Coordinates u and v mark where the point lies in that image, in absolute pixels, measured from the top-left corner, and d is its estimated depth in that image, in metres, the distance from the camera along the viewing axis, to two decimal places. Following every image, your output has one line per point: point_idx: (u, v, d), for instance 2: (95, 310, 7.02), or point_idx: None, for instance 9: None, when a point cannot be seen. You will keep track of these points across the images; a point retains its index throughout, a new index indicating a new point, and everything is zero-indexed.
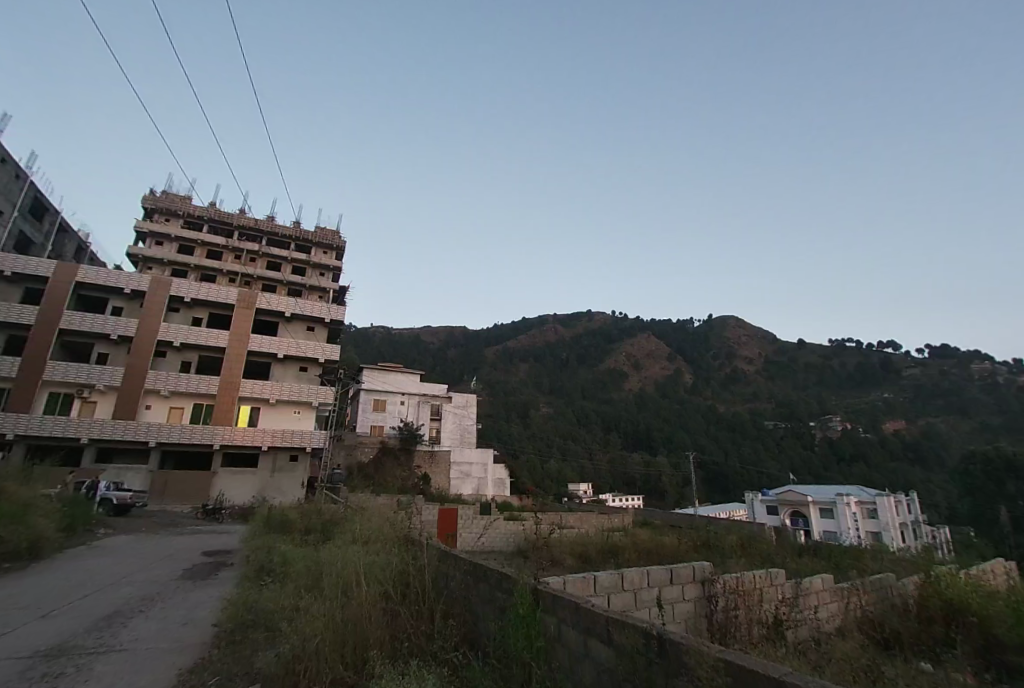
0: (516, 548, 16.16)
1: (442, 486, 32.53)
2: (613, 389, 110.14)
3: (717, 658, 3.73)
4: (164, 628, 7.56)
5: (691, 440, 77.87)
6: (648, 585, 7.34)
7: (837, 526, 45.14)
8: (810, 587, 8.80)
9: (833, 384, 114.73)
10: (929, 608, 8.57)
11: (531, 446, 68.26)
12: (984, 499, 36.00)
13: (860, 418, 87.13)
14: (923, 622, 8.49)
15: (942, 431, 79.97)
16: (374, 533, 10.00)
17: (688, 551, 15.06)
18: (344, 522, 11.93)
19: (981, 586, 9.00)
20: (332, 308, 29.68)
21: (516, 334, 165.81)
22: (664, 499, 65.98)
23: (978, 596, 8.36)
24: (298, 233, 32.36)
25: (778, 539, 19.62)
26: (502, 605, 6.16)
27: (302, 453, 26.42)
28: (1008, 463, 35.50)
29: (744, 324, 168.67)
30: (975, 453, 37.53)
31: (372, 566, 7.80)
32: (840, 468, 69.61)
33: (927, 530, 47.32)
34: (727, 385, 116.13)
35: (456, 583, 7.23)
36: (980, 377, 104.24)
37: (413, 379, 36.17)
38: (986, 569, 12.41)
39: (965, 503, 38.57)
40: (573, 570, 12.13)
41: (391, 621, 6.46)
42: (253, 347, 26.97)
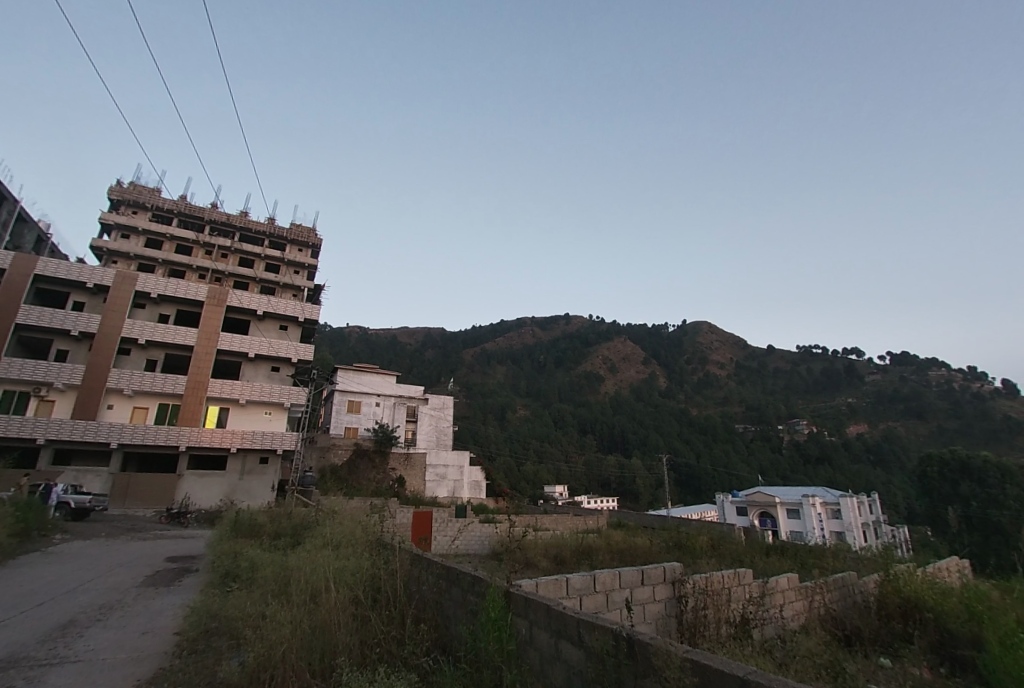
0: (492, 551, 16.06)
1: (417, 488, 32.21)
2: (589, 392, 110.73)
3: (684, 658, 3.74)
4: (123, 638, 7.25)
5: (664, 442, 79.21)
6: (620, 587, 7.35)
7: (803, 526, 46.49)
8: (775, 585, 8.90)
9: (801, 388, 118.50)
10: (888, 605, 8.85)
11: (507, 448, 68.41)
12: (940, 499, 37.38)
13: (824, 423, 90.03)
14: (883, 620, 8.76)
15: (901, 435, 83.33)
16: (344, 537, 9.81)
17: (659, 551, 15.29)
18: (315, 526, 11.70)
19: (937, 583, 9.30)
20: (306, 308, 29.17)
21: (493, 337, 166.55)
22: (638, 501, 66.82)
23: (934, 594, 8.68)
24: (272, 230, 31.67)
25: (747, 539, 20.08)
26: (474, 607, 6.13)
27: (273, 454, 25.83)
28: (962, 465, 37.02)
29: (716, 331, 173.18)
30: (932, 456, 38.97)
31: (341, 571, 7.65)
32: (806, 470, 71.62)
33: (888, 529, 49.07)
34: (700, 387, 118.70)
35: (428, 587, 7.15)
36: (937, 384, 108.78)
37: (389, 380, 35.73)
38: (939, 568, 12.79)
39: (921, 503, 40.28)
40: (547, 571, 12.24)
41: (361, 628, 6.35)
42: (222, 345, 26.26)
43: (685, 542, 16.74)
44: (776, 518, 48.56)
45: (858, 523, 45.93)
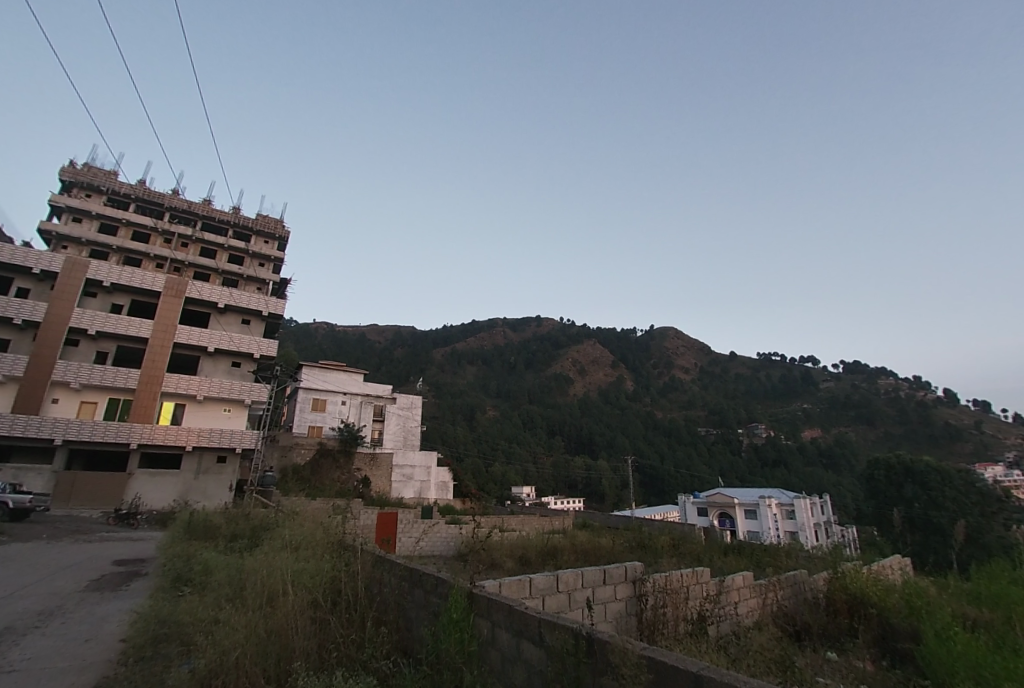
0: (458, 553, 15.91)
1: (383, 489, 31.71)
2: (558, 393, 111.37)
3: (640, 655, 3.75)
4: (63, 645, 6.81)
5: (630, 444, 80.39)
6: (582, 586, 7.33)
7: (759, 526, 47.87)
8: (732, 584, 9.05)
9: (761, 392, 122.29)
10: (835, 600, 9.14)
11: (475, 448, 68.18)
12: (886, 500, 39.10)
13: (781, 427, 93.22)
14: (830, 614, 9.06)
15: (852, 439, 87.09)
16: (305, 538, 9.52)
17: (623, 551, 15.42)
18: (275, 527, 11.32)
19: (882, 580, 9.67)
20: (270, 302, 28.32)
21: (464, 337, 165.66)
22: (603, 501, 67.54)
23: (878, 589, 9.02)
24: (237, 219, 30.62)
25: (707, 539, 20.55)
26: (436, 609, 6.03)
27: (231, 454, 24.98)
28: (907, 468, 38.84)
29: (682, 336, 176.94)
30: (879, 460, 40.75)
31: (300, 573, 7.41)
32: (764, 472, 73.91)
33: (838, 528, 51.10)
34: (666, 391, 121.08)
35: (390, 589, 7.00)
36: (886, 391, 114.10)
37: (356, 379, 35.05)
38: (884, 565, 13.33)
39: (868, 503, 42.14)
40: (511, 571, 12.20)
41: (319, 631, 6.16)
42: (180, 338, 25.23)
43: (648, 542, 16.94)
44: (734, 518, 49.88)
45: (810, 523, 47.66)
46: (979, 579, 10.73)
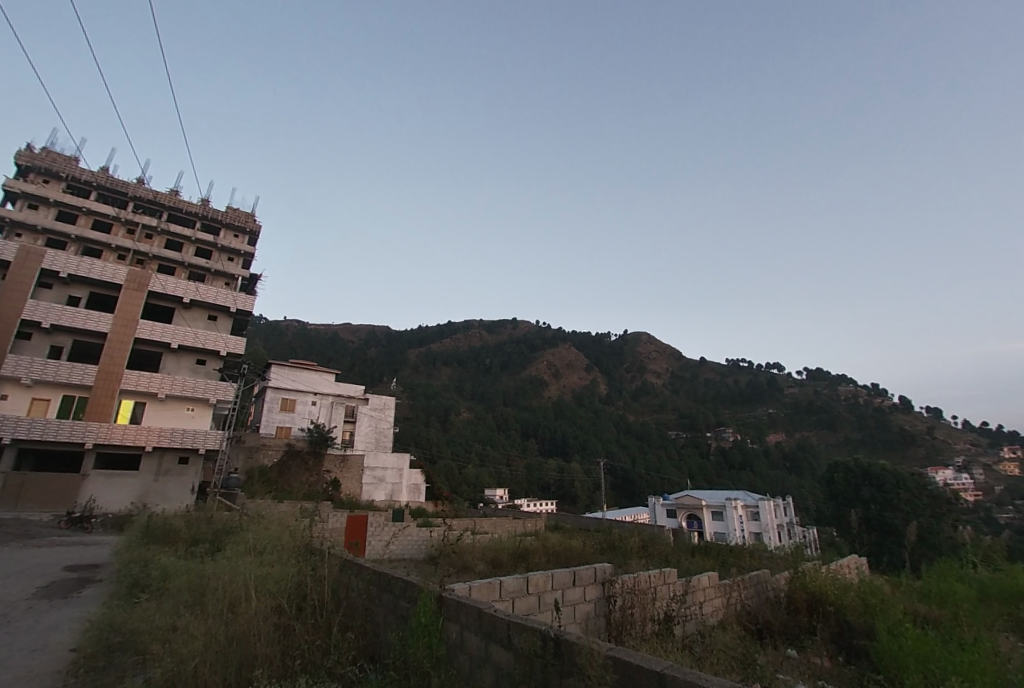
0: (428, 557, 15.67)
1: (353, 491, 31.17)
2: (533, 396, 111.54)
3: (606, 656, 3.92)
4: (5, 657, 6.40)
5: (603, 447, 81.09)
6: (552, 588, 7.25)
7: (726, 527, 48.85)
8: (698, 583, 9.10)
9: (729, 397, 125.14)
10: (796, 599, 9.35)
11: (449, 451, 67.69)
12: (844, 502, 40.43)
13: (748, 431, 95.53)
14: (790, 613, 9.26)
15: (814, 444, 89.91)
16: (270, 542, 9.21)
17: (594, 552, 15.46)
18: (238, 530, 10.92)
19: (840, 579, 9.93)
20: (239, 298, 27.59)
21: (439, 338, 164.53)
22: (576, 503, 67.93)
23: (836, 588, 9.27)
24: (205, 212, 29.69)
25: (675, 540, 20.84)
26: (405, 613, 5.97)
27: (194, 455, 24.17)
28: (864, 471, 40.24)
29: (655, 341, 179.74)
30: (838, 463, 42.11)
31: (263, 578, 7.14)
32: (731, 474, 75.58)
33: (800, 529, 52.62)
34: (638, 395, 122.71)
35: (358, 592, 6.87)
36: (846, 397, 118.26)
37: (327, 378, 34.38)
38: (841, 564, 13.73)
39: (828, 505, 43.53)
40: (482, 575, 12.10)
41: (283, 638, 5.96)
42: (142, 333, 24.31)
43: (618, 543, 17.03)
44: (702, 520, 50.77)
45: (773, 524, 48.94)
46: (929, 577, 11.16)
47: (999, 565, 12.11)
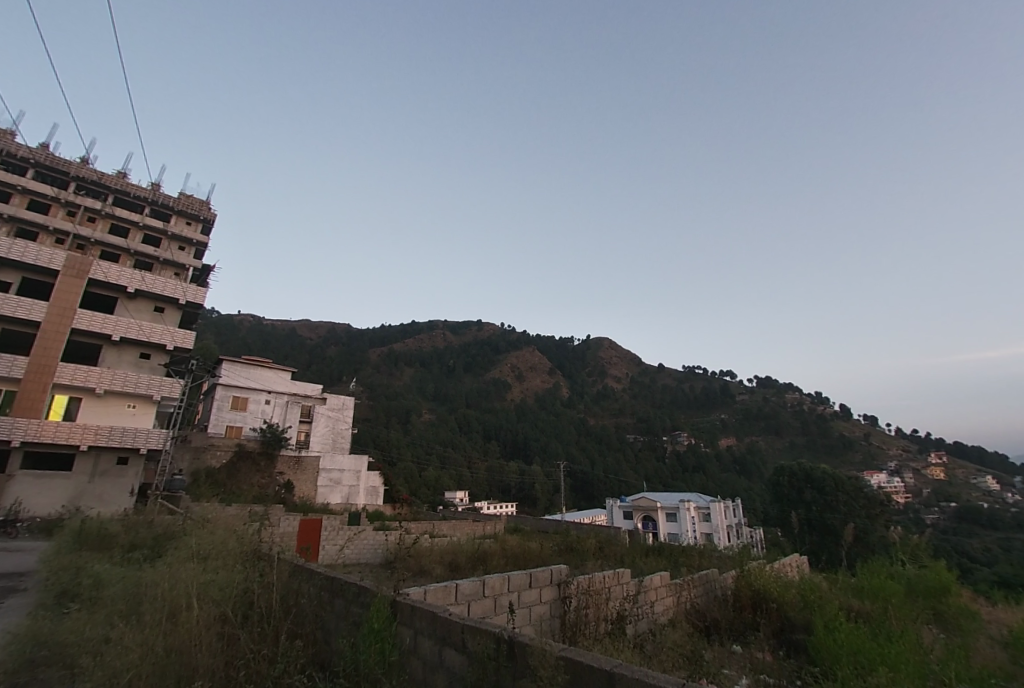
0: (384, 561, 15.29)
1: (307, 494, 30.24)
2: (495, 398, 111.39)
3: (557, 657, 3.87)
4: None
5: (563, 450, 81.77)
6: (508, 590, 7.10)
7: (679, 528, 49.96)
8: (650, 582, 9.13)
9: (685, 402, 128.64)
10: (741, 596, 9.63)
11: (408, 452, 66.69)
12: (788, 503, 42.08)
13: (702, 436, 98.32)
14: (736, 610, 9.49)
15: (762, 448, 93.48)
16: (215, 547, 8.70)
17: (553, 554, 15.45)
18: (182, 535, 10.31)
19: (783, 577, 10.26)
20: (189, 290, 26.39)
21: (401, 338, 162.15)
22: (536, 506, 68.17)
23: (778, 586, 9.57)
24: (155, 196, 28.23)
25: (630, 541, 21.12)
26: (357, 619, 5.75)
27: (134, 455, 22.86)
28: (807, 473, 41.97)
29: (616, 347, 182.96)
30: (784, 466, 43.80)
31: (206, 586, 6.73)
32: (685, 477, 77.61)
33: (748, 530, 54.50)
34: (599, 399, 124.47)
35: (309, 599, 6.57)
36: (793, 404, 123.60)
37: (282, 377, 33.24)
38: (784, 563, 14.19)
39: (773, 507, 45.25)
40: (439, 578, 11.87)
41: (226, 649, 5.61)
42: (80, 324, 22.83)
43: (576, 544, 17.09)
44: (656, 521, 51.80)
45: (723, 525, 50.46)
46: (862, 573, 11.70)
47: (924, 562, 12.79)
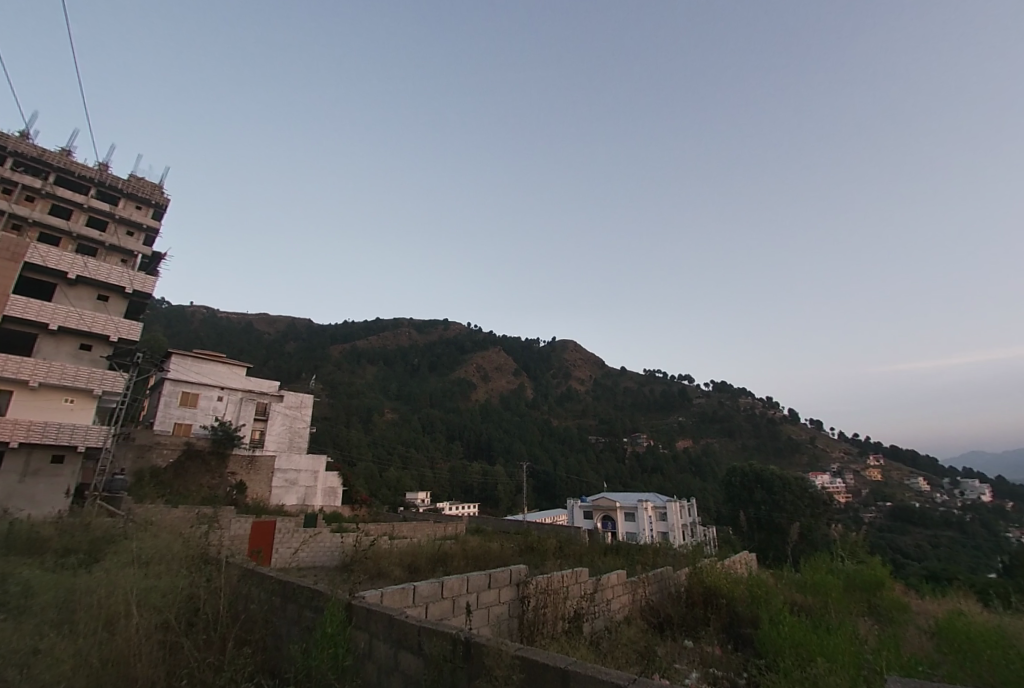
0: (340, 564, 14.86)
1: (261, 495, 29.23)
2: (460, 397, 110.72)
3: (514, 656, 3.79)
4: None
5: (526, 450, 81.97)
6: (466, 591, 6.93)
7: (637, 527, 50.83)
8: (608, 581, 9.12)
9: (646, 404, 131.26)
10: (693, 593, 9.80)
11: (369, 452, 65.43)
12: (739, 502, 43.47)
13: (660, 437, 100.52)
14: (689, 606, 9.65)
15: (717, 450, 96.43)
16: (159, 551, 8.19)
17: (512, 555, 15.36)
18: (122, 539, 9.68)
19: (734, 574, 10.48)
20: (137, 278, 25.11)
21: (364, 335, 159.09)
22: (498, 506, 68.10)
23: (729, 583, 9.78)
24: (103, 177, 26.71)
25: (589, 540, 21.28)
26: (310, 624, 5.49)
27: (71, 454, 21.49)
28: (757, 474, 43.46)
29: (580, 349, 184.96)
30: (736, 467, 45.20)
31: (147, 592, 6.30)
32: (644, 478, 79.14)
33: (702, 528, 56.03)
34: (562, 400, 125.46)
35: (259, 604, 6.26)
36: (747, 408, 128.00)
37: (236, 372, 32.00)
38: (733, 561, 14.53)
39: (726, 506, 46.65)
40: (396, 581, 11.60)
41: (168, 660, 5.26)
42: (14, 311, 21.33)
43: (535, 545, 17.07)
44: (615, 521, 52.54)
45: (679, 524, 51.67)
46: (805, 568, 12.09)
47: (862, 557, 13.33)
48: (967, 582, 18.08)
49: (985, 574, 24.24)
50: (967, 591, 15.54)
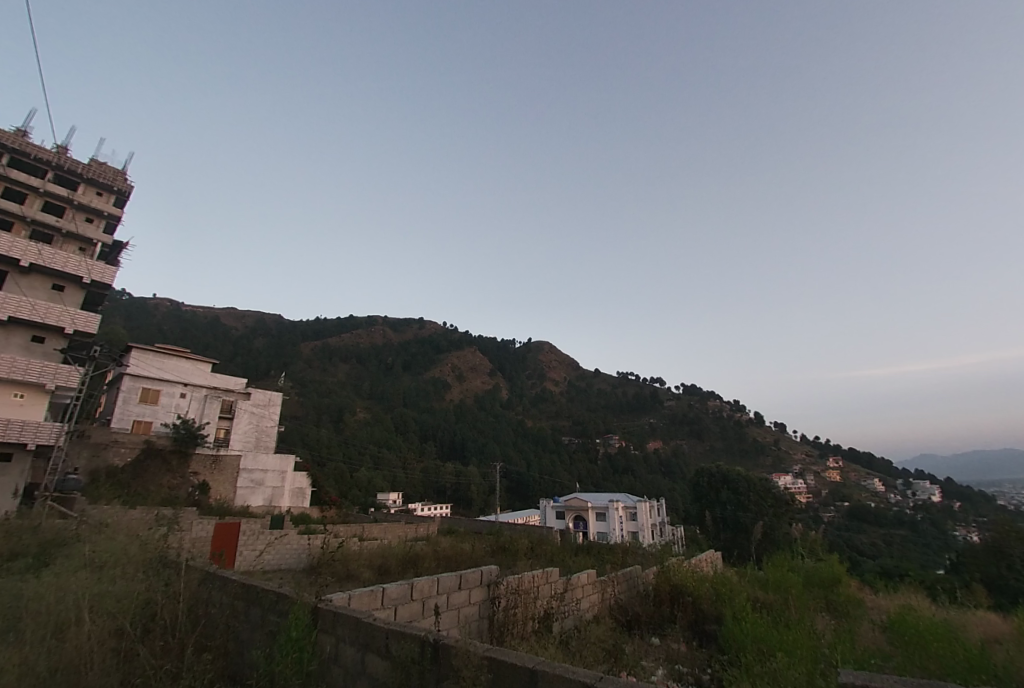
0: (306, 568, 14.49)
1: (225, 496, 28.35)
2: (434, 397, 109.87)
3: (482, 656, 3.68)
4: None
5: (499, 450, 81.85)
6: (436, 593, 6.78)
7: (608, 527, 51.30)
8: (578, 580, 9.09)
9: (618, 405, 132.75)
10: (661, 591, 9.86)
11: (340, 452, 64.29)
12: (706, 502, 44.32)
13: (632, 439, 101.76)
14: (657, 605, 9.72)
15: (686, 452, 98.24)
16: (114, 554, 7.79)
17: (484, 555, 15.23)
18: (73, 542, 9.18)
19: (701, 572, 10.60)
20: (95, 268, 24.14)
21: (337, 333, 156.38)
22: (470, 507, 67.77)
23: (696, 582, 9.88)
24: (61, 160, 25.55)
25: (561, 540, 21.28)
26: (274, 629, 5.28)
27: (21, 452, 20.40)
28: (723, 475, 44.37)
29: (555, 350, 185.84)
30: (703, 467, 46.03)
31: (100, 598, 5.96)
32: (615, 478, 79.98)
33: (670, 528, 56.96)
34: (536, 401, 125.79)
35: (221, 609, 6.00)
36: (716, 410, 130.73)
37: (201, 369, 31.03)
38: (700, 560, 14.71)
39: (693, 506, 47.51)
40: (364, 584, 11.34)
41: (122, 669, 4.99)
42: None
43: (507, 545, 16.97)
44: (587, 521, 52.92)
45: (648, 523, 52.35)
46: (767, 566, 12.33)
47: (821, 555, 13.65)
48: (918, 578, 18.78)
49: (935, 570, 25.31)
50: (917, 586, 16.15)
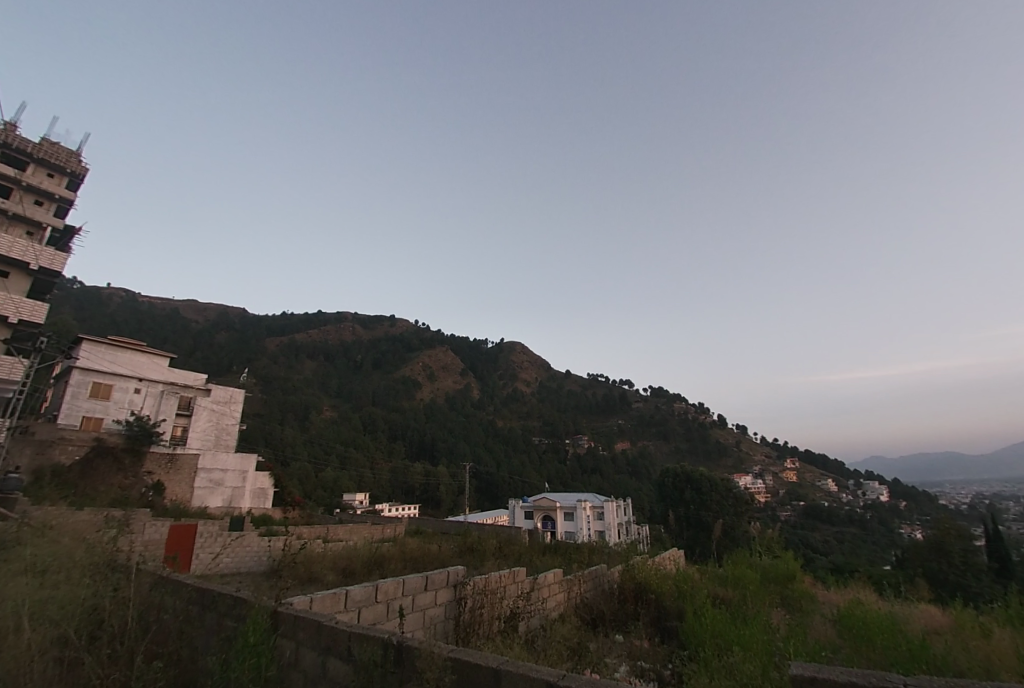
0: (266, 570, 14.08)
1: (182, 496, 27.08)
2: (404, 395, 108.66)
3: (446, 657, 3.57)
4: None
5: (468, 450, 81.57)
6: (401, 594, 6.62)
7: (576, 526, 51.68)
8: (545, 580, 9.05)
9: (588, 406, 134.11)
10: (625, 589, 9.93)
11: (305, 452, 62.88)
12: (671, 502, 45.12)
13: (600, 439, 102.89)
14: (622, 602, 9.77)
15: (652, 453, 99.97)
16: (58, 558, 7.35)
17: (451, 555, 15.07)
18: (12, 546, 8.63)
19: (665, 570, 10.72)
20: (44, 254, 22.93)
21: (305, 329, 152.91)
22: (439, 507, 67.22)
23: (660, 579, 9.99)
24: (9, 138, 24.22)
25: (529, 540, 21.26)
26: (231, 634, 5.04)
27: None
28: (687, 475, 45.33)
29: (526, 350, 186.35)
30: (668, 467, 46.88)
31: (40, 604, 5.59)
32: (584, 478, 80.70)
33: (636, 527, 57.85)
34: (507, 400, 125.86)
35: (174, 614, 5.71)
36: (682, 412, 133.59)
37: (158, 363, 29.92)
38: (663, 558, 14.89)
39: (659, 505, 48.31)
40: (325, 585, 11.08)
41: (63, 681, 4.67)
42: None
43: (475, 545, 16.86)
44: (555, 520, 53.22)
45: (615, 523, 53.00)
46: (727, 563, 12.57)
47: (777, 551, 14.00)
48: (866, 573, 19.54)
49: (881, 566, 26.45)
50: (864, 580, 16.81)
